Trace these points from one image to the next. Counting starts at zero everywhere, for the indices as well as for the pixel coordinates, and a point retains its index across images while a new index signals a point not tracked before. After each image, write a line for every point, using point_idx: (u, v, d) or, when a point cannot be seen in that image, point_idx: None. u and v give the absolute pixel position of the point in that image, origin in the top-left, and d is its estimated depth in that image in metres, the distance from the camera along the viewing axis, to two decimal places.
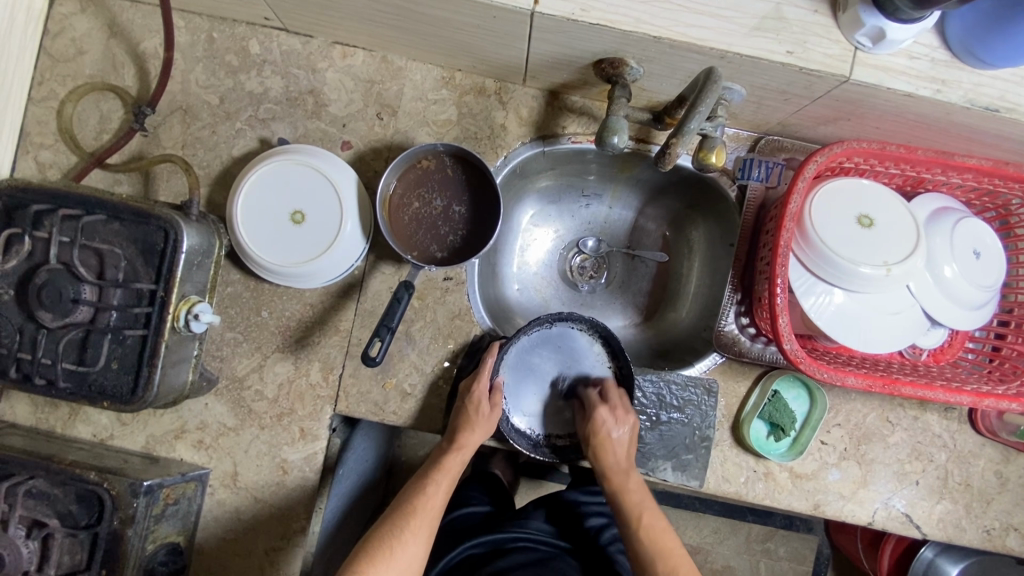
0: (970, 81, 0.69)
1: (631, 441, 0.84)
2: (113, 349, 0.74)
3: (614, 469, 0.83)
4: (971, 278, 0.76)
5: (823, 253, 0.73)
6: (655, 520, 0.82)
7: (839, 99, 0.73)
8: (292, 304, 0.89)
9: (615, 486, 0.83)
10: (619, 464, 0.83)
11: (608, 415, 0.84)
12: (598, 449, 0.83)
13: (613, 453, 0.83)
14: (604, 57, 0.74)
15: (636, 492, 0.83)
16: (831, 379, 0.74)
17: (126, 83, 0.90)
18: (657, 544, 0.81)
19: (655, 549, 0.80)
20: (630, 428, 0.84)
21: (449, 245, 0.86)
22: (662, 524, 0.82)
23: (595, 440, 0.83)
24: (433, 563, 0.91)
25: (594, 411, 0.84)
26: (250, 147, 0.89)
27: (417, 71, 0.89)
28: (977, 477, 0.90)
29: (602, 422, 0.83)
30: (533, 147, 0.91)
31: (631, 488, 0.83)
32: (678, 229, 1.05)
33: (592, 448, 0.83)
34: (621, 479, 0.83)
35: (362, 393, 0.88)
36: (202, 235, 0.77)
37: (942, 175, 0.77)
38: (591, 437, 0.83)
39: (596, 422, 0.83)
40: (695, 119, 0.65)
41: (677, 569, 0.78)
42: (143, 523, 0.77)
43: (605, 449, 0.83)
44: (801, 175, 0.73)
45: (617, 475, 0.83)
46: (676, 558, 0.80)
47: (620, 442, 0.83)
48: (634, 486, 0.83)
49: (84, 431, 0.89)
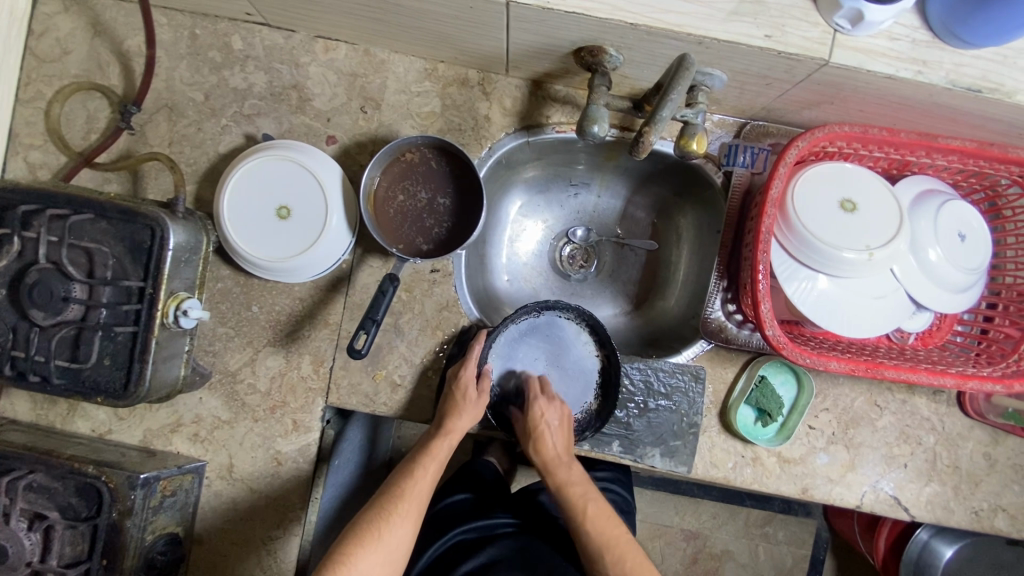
0: (951, 61, 0.68)
1: (566, 429, 0.85)
2: (105, 346, 0.75)
3: (555, 459, 0.83)
4: (956, 261, 0.76)
5: (805, 239, 0.73)
6: (598, 507, 0.83)
7: (821, 82, 0.73)
8: (282, 298, 0.90)
9: (559, 479, 0.83)
10: (559, 454, 0.84)
11: (544, 404, 0.85)
12: (539, 439, 0.83)
13: (552, 442, 0.83)
14: (583, 46, 0.74)
15: (579, 483, 0.84)
16: (813, 364, 0.74)
17: (112, 82, 0.90)
18: (603, 534, 0.81)
19: (599, 539, 0.81)
20: (563, 414, 0.85)
21: (435, 237, 0.87)
22: (607, 512, 0.83)
23: (535, 430, 0.83)
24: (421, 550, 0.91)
25: (532, 405, 0.84)
26: (236, 144, 0.90)
27: (400, 63, 0.89)
28: (965, 460, 0.91)
29: (539, 413, 0.84)
30: (517, 138, 0.91)
31: (574, 479, 0.84)
32: (666, 217, 1.05)
33: (532, 440, 0.83)
34: (563, 471, 0.83)
35: (353, 385, 0.89)
36: (189, 232, 0.78)
37: (926, 158, 0.77)
38: (529, 431, 0.83)
39: (536, 416, 0.83)
40: (668, 107, 0.64)
41: (624, 558, 0.80)
42: (141, 514, 0.79)
43: (543, 441, 0.83)
44: (782, 161, 0.72)
45: (557, 466, 0.83)
46: (623, 546, 0.81)
47: (557, 430, 0.84)
48: (576, 478, 0.84)
49: (83, 426, 0.91)
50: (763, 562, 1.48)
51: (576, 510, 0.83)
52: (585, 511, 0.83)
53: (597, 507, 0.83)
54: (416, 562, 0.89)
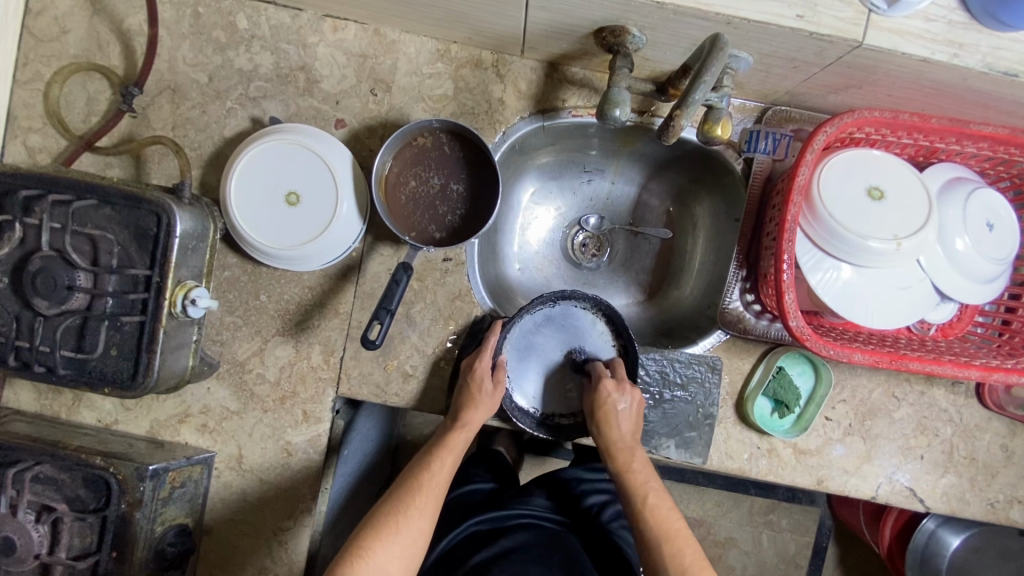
0: (988, 44, 0.65)
1: (636, 413, 0.83)
2: (111, 335, 0.73)
3: (620, 443, 0.81)
4: (984, 251, 0.74)
5: (832, 228, 0.72)
6: (660, 499, 0.81)
7: (850, 65, 0.70)
8: (291, 286, 0.88)
9: (621, 464, 0.82)
10: (624, 438, 0.82)
11: (613, 385, 0.83)
12: (604, 419, 0.81)
13: (619, 425, 0.81)
14: (605, 26, 0.71)
15: (641, 474, 0.81)
16: (837, 356, 0.73)
17: (112, 63, 0.87)
18: (663, 529, 0.78)
19: (661, 534, 0.78)
20: (635, 400, 0.82)
21: (449, 225, 0.84)
22: (667, 506, 0.80)
23: (601, 412, 0.81)
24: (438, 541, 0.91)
25: (601, 384, 0.83)
26: (242, 127, 0.87)
27: (411, 44, 0.86)
28: (982, 452, 0.90)
29: (607, 393, 0.82)
30: (533, 122, 0.88)
31: (637, 467, 0.81)
32: (681, 205, 1.02)
33: (597, 421, 0.82)
34: (626, 456, 0.82)
35: (364, 375, 0.87)
36: (196, 219, 0.76)
37: (956, 145, 0.75)
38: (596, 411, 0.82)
39: (606, 398, 0.81)
40: (700, 90, 0.62)
41: (683, 555, 0.76)
42: (150, 505, 0.78)
43: (611, 424, 0.81)
44: (810, 147, 0.70)
45: (623, 450, 0.82)
46: (681, 539, 0.78)
47: (625, 414, 0.82)
48: (640, 466, 0.82)
49: (89, 416, 0.89)
50: (766, 550, 1.49)
51: (636, 500, 0.81)
52: (646, 501, 0.81)
53: (659, 500, 0.81)
54: (430, 553, 0.89)
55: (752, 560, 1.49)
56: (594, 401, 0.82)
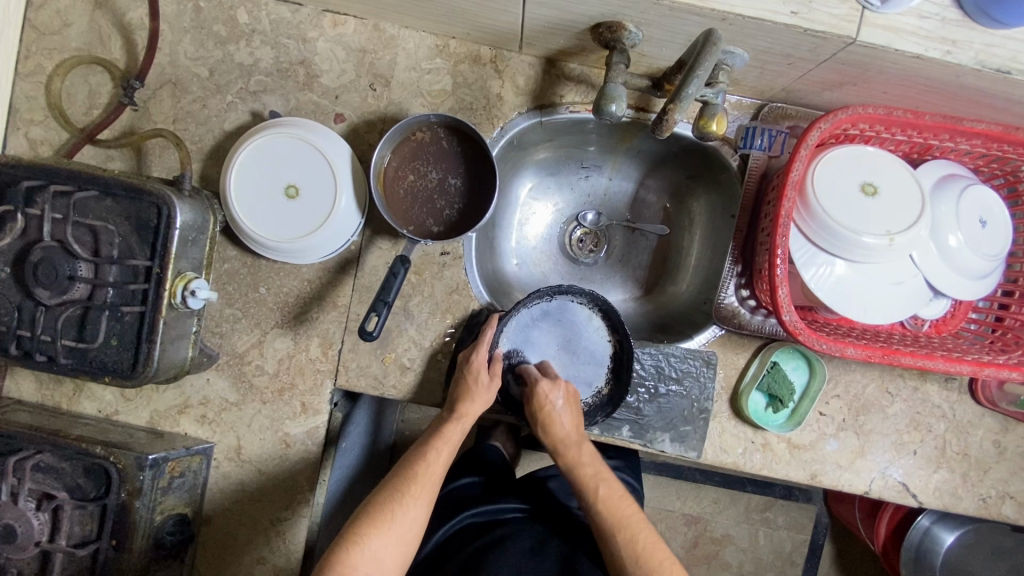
0: (981, 42, 0.66)
1: (572, 407, 0.84)
2: (112, 326, 0.74)
3: (565, 439, 0.82)
4: (976, 247, 0.75)
5: (825, 223, 0.72)
6: (610, 489, 0.82)
7: (845, 62, 0.71)
8: (290, 279, 0.89)
9: (570, 459, 0.82)
10: (569, 434, 0.82)
11: (548, 386, 0.83)
12: (546, 420, 0.81)
13: (561, 423, 0.82)
14: (602, 21, 0.72)
15: (590, 465, 0.82)
16: (830, 350, 0.74)
17: (114, 56, 0.88)
18: (616, 516, 0.81)
19: (613, 519, 0.81)
20: (569, 394, 0.84)
21: (446, 219, 0.85)
22: (619, 493, 0.82)
23: (540, 413, 0.81)
24: (431, 533, 0.91)
25: (535, 387, 0.82)
26: (242, 121, 0.88)
27: (410, 39, 0.87)
28: (975, 447, 0.91)
29: (543, 395, 0.82)
30: (530, 117, 0.89)
31: (585, 460, 0.82)
32: (678, 201, 1.03)
33: (539, 424, 0.82)
34: (572, 451, 0.82)
35: (362, 367, 0.88)
36: (196, 211, 0.77)
37: (949, 142, 0.75)
38: (536, 413, 0.82)
39: (543, 398, 0.81)
40: (694, 84, 0.63)
41: (636, 538, 0.79)
42: (149, 494, 0.79)
43: (553, 422, 0.81)
44: (803, 143, 0.71)
45: (568, 447, 0.82)
46: (634, 525, 0.81)
47: (563, 410, 0.82)
48: (587, 457, 0.83)
49: (90, 407, 0.90)
50: (762, 546, 1.49)
51: (587, 491, 0.82)
52: (597, 493, 0.82)
53: (609, 489, 0.82)
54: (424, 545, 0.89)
55: (748, 557, 1.50)
56: (532, 402, 0.82)
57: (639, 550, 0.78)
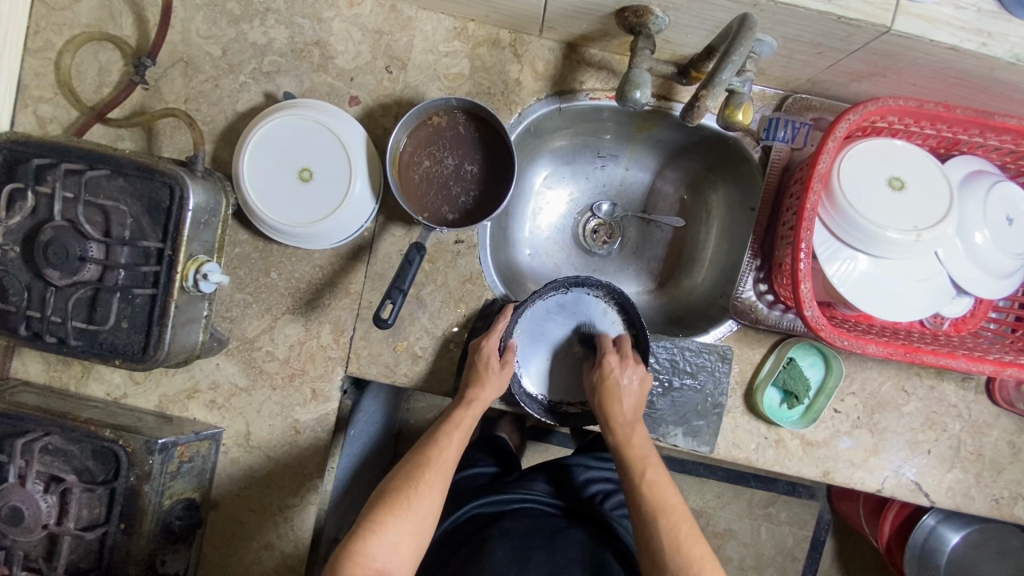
0: (1018, 34, 0.64)
1: (640, 394, 0.83)
2: (123, 308, 0.73)
3: (620, 420, 0.81)
4: (1003, 245, 0.73)
5: (849, 217, 0.71)
6: (660, 475, 0.78)
7: (876, 52, 0.69)
8: (302, 265, 0.87)
9: (620, 438, 0.80)
10: (625, 414, 0.81)
11: (616, 362, 0.84)
12: (607, 394, 0.82)
13: (620, 402, 0.81)
14: (627, 5, 0.70)
15: (640, 446, 0.80)
16: (851, 347, 0.73)
17: (125, 33, 0.86)
18: (659, 501, 0.77)
19: (659, 507, 0.76)
20: (641, 378, 0.83)
21: (462, 206, 0.83)
22: (666, 479, 0.78)
23: (604, 386, 0.82)
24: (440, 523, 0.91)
25: (604, 358, 0.84)
26: (255, 102, 0.86)
27: (428, 21, 0.85)
28: (989, 447, 0.90)
29: (610, 370, 0.83)
30: (549, 104, 0.87)
31: (636, 442, 0.80)
32: (695, 193, 1.02)
33: (599, 395, 0.82)
34: (625, 431, 0.81)
35: (373, 355, 0.87)
36: (209, 192, 0.75)
37: (978, 137, 0.74)
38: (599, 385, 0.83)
39: (607, 370, 0.83)
40: (727, 71, 0.61)
41: (677, 527, 0.74)
42: (159, 478, 0.79)
43: (615, 397, 0.81)
44: (831, 135, 0.69)
45: (622, 426, 0.81)
46: (675, 512, 0.76)
47: (630, 390, 0.82)
48: (640, 442, 0.80)
49: (98, 389, 0.89)
50: (764, 541, 1.50)
51: (634, 471, 0.78)
52: (644, 476, 0.78)
53: (656, 475, 0.78)
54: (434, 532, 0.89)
55: (750, 551, 1.50)
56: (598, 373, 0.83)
57: (679, 541, 0.73)
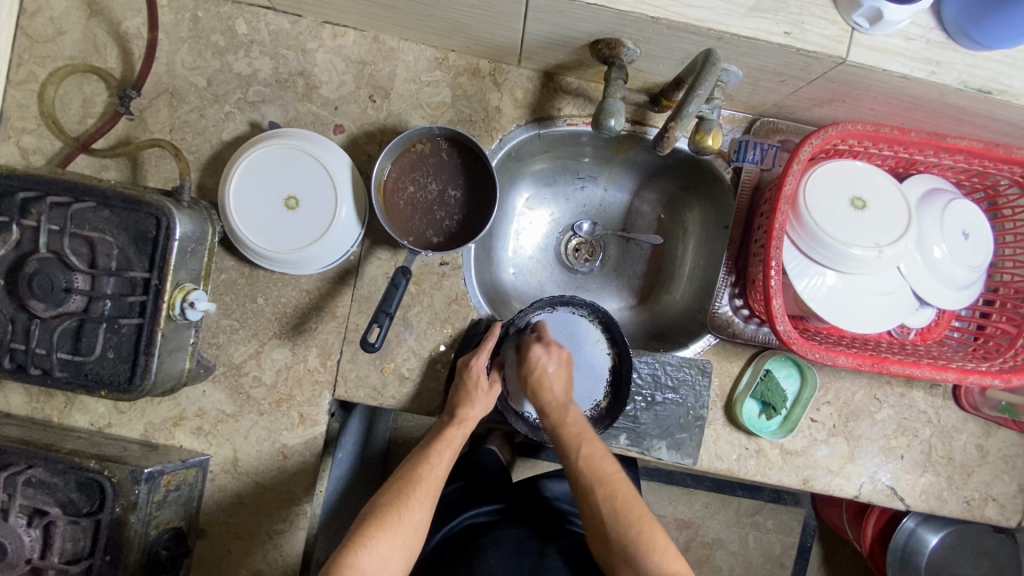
0: (964, 62, 0.69)
1: (565, 378, 0.88)
2: (109, 338, 0.73)
3: (553, 403, 0.85)
4: (960, 259, 0.78)
5: (816, 235, 0.75)
6: (594, 447, 0.82)
7: (835, 80, 0.73)
8: (288, 290, 0.88)
9: (555, 421, 0.84)
10: (558, 397, 0.85)
11: (541, 350, 0.88)
12: (540, 382, 0.86)
13: (551, 388, 0.86)
14: (600, 38, 0.74)
15: (574, 424, 0.83)
16: (822, 359, 0.76)
17: (110, 65, 0.87)
18: (597, 472, 0.80)
19: (597, 479, 0.79)
20: (561, 360, 0.88)
21: (446, 229, 0.85)
22: (602, 450, 0.81)
23: (534, 377, 0.86)
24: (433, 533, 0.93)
25: (530, 351, 0.87)
26: (240, 131, 0.88)
27: (410, 51, 0.88)
28: (959, 451, 0.93)
29: (535, 358, 0.87)
30: (528, 130, 0.90)
31: (570, 420, 0.84)
32: (672, 212, 1.05)
33: (531, 386, 0.86)
34: (559, 413, 0.85)
35: (361, 378, 0.88)
36: (195, 222, 0.77)
37: (933, 157, 0.78)
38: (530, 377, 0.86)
39: (535, 360, 0.87)
40: (694, 103, 0.64)
41: (616, 495, 0.79)
42: (145, 508, 0.78)
43: (546, 383, 0.86)
44: (796, 158, 0.73)
45: (556, 409, 0.85)
46: (614, 482, 0.80)
47: (556, 375, 0.87)
48: (574, 419, 0.84)
49: (81, 420, 0.88)
50: (752, 550, 1.52)
51: (571, 450, 0.81)
52: (580, 450, 0.81)
53: (592, 448, 0.81)
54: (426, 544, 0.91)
55: (739, 561, 1.52)
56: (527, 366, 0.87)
57: (617, 507, 0.78)
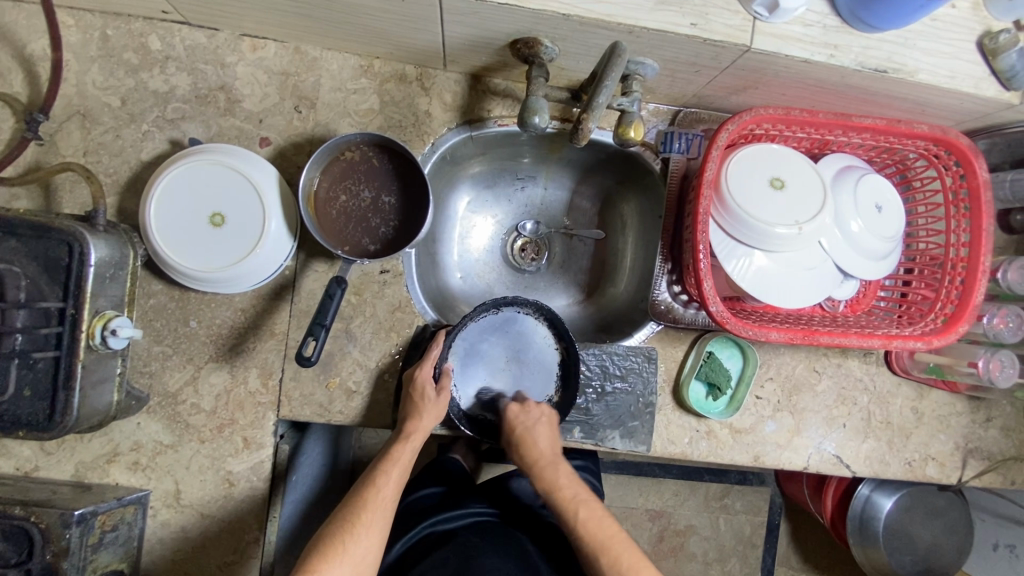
0: (860, 45, 0.72)
1: (551, 432, 0.87)
2: (23, 375, 0.69)
3: (542, 462, 0.85)
4: (877, 230, 0.81)
5: (739, 217, 0.77)
6: (593, 510, 0.83)
7: (744, 68, 0.76)
8: (223, 310, 0.86)
9: (547, 482, 0.85)
10: (545, 456, 0.85)
11: (519, 408, 0.88)
12: (524, 439, 0.85)
13: (537, 444, 0.85)
14: (519, 38, 0.75)
15: (568, 487, 0.85)
16: (755, 336, 0.78)
17: (14, 89, 0.83)
18: (599, 539, 0.80)
19: (598, 545, 0.80)
20: (545, 416, 0.87)
21: (382, 237, 0.84)
22: (600, 513, 0.83)
23: (516, 436, 0.85)
24: (390, 545, 0.91)
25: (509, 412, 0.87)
26: (160, 150, 0.85)
27: (334, 60, 0.87)
28: (896, 415, 0.98)
29: (513, 416, 0.87)
30: (460, 133, 0.90)
31: (563, 483, 0.85)
32: (611, 206, 1.07)
33: (516, 446, 0.85)
34: (549, 473, 0.86)
35: (306, 396, 0.86)
36: (112, 245, 0.73)
37: (843, 136, 0.83)
38: (514, 438, 0.85)
39: (514, 419, 0.86)
40: (603, 94, 0.67)
41: (621, 559, 0.78)
42: (79, 554, 0.74)
43: (530, 442, 0.85)
44: (714, 144, 0.76)
45: (546, 467, 0.85)
46: (616, 543, 0.79)
47: (541, 435, 0.86)
48: (566, 482, 0.85)
49: (5, 465, 0.83)
50: (723, 532, 1.55)
51: (569, 516, 0.83)
52: (577, 516, 0.83)
53: (588, 510, 0.83)
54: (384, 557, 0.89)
55: (712, 545, 1.55)
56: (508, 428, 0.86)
57: (625, 572, 0.77)
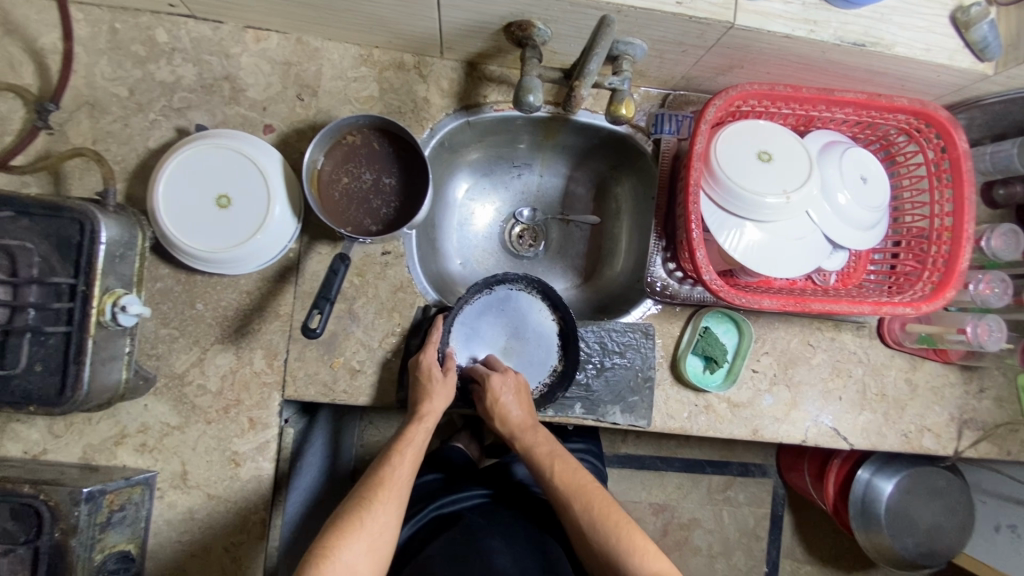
0: (838, 21, 0.76)
1: (524, 399, 0.88)
2: (35, 350, 0.70)
3: (520, 425, 0.86)
4: (863, 201, 0.84)
5: (729, 189, 0.80)
6: (569, 463, 0.84)
7: (729, 46, 0.80)
8: (228, 293, 0.87)
9: (525, 443, 0.86)
10: (522, 419, 0.86)
11: (496, 378, 0.87)
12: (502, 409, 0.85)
13: (514, 412, 0.86)
14: (512, 21, 0.78)
15: (545, 445, 0.86)
16: (749, 304, 0.81)
17: (25, 81, 0.86)
18: (574, 485, 0.82)
19: (572, 493, 0.81)
20: (517, 384, 0.87)
21: (384, 217, 0.87)
22: (576, 465, 0.84)
23: (495, 406, 0.85)
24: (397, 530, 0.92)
25: (485, 382, 0.86)
26: (167, 138, 0.87)
27: (335, 50, 0.90)
28: (890, 387, 0.99)
29: (495, 388, 0.86)
30: (457, 118, 0.93)
31: (540, 443, 0.86)
32: (605, 190, 1.10)
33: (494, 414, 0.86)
34: (529, 436, 0.86)
35: (310, 375, 0.87)
36: (122, 226, 0.75)
37: (827, 112, 0.86)
38: (491, 407, 0.86)
39: (494, 390, 0.85)
40: (594, 61, 0.71)
41: (593, 505, 0.80)
42: (87, 531, 0.75)
43: (507, 410, 0.85)
44: (702, 119, 0.79)
45: (523, 431, 0.86)
46: (591, 492, 0.81)
47: (516, 402, 0.86)
48: (544, 439, 0.86)
49: (14, 448, 0.84)
50: (727, 525, 1.56)
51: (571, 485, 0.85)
52: (552, 469, 0.84)
53: (564, 465, 0.84)
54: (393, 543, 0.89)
55: (716, 538, 1.55)
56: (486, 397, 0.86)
57: (594, 518, 0.78)
